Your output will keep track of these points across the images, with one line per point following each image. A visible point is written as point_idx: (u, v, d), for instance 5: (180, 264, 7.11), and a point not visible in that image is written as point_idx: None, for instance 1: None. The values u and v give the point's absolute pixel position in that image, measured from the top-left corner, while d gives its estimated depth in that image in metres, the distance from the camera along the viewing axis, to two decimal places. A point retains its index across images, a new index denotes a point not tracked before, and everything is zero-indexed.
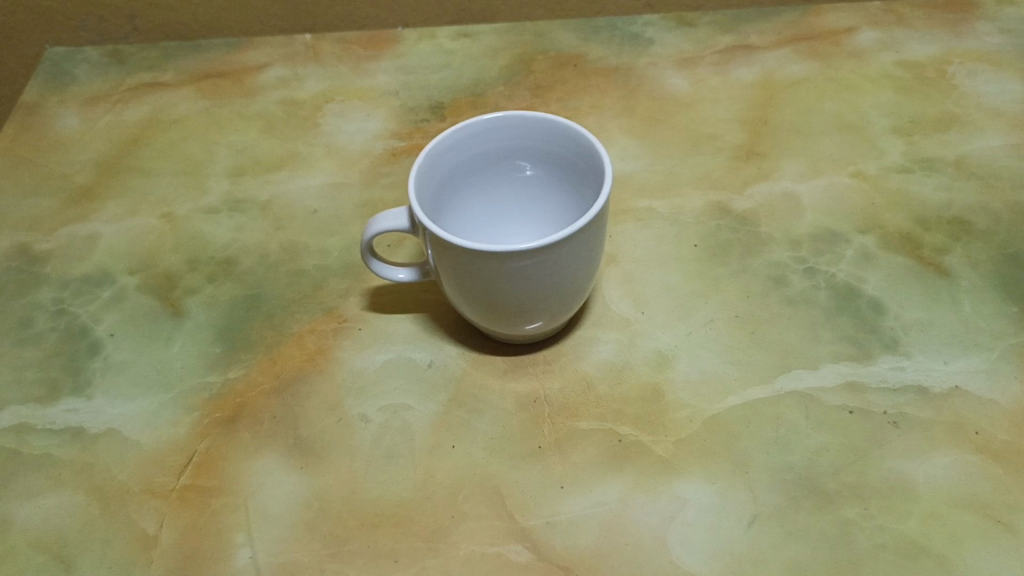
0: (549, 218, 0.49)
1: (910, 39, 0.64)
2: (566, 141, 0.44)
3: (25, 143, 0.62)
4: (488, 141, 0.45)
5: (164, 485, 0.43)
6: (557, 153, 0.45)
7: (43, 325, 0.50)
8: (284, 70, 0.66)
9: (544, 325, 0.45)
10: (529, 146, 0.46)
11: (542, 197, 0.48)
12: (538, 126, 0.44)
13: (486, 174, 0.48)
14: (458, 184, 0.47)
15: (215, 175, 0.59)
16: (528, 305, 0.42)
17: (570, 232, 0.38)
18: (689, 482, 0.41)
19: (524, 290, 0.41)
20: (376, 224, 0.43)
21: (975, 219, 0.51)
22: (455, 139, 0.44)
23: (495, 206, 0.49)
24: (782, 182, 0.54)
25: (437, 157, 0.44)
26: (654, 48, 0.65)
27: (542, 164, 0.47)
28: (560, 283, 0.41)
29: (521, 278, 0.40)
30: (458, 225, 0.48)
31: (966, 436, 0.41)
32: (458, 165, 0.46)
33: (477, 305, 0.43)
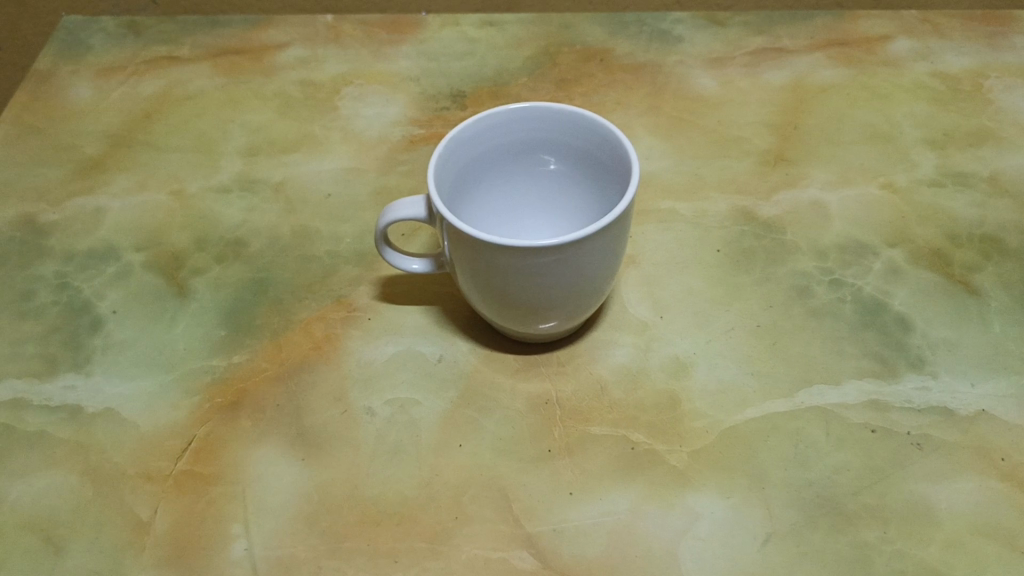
0: (570, 215, 0.48)
1: (946, 50, 0.62)
2: (592, 137, 0.42)
3: (36, 111, 0.61)
4: (512, 131, 0.44)
5: (161, 470, 0.41)
6: (582, 148, 0.44)
7: (45, 299, 0.49)
8: (303, 50, 0.65)
9: (559, 325, 0.43)
10: (555, 140, 0.44)
11: (565, 193, 0.47)
12: (566, 119, 0.43)
13: (507, 167, 0.46)
14: (478, 175, 0.45)
15: (228, 154, 0.57)
16: (545, 304, 0.41)
17: (592, 230, 0.37)
18: (702, 495, 0.39)
19: (541, 287, 0.39)
20: (392, 212, 0.41)
21: (1008, 238, 0.49)
22: (478, 128, 0.43)
23: (515, 200, 0.48)
24: (810, 190, 0.52)
25: (458, 145, 0.42)
26: (683, 46, 0.63)
27: (566, 159, 0.45)
28: (580, 283, 0.40)
29: (540, 275, 0.39)
30: (475, 217, 0.47)
31: (992, 462, 0.40)
32: (480, 156, 0.44)
33: (492, 300, 0.41)
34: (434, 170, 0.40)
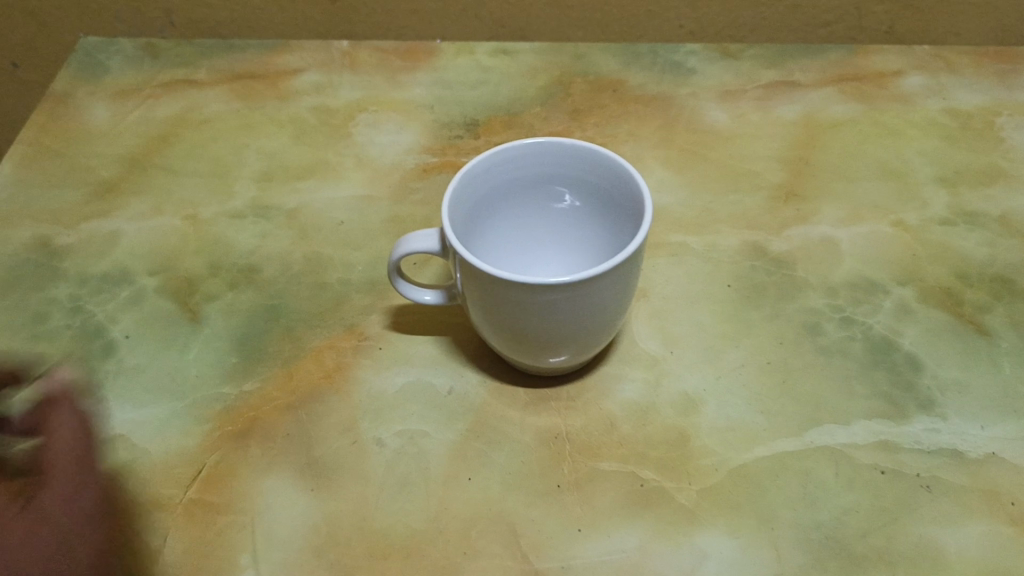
0: (581, 249, 0.48)
1: (959, 86, 0.62)
2: (604, 174, 0.43)
3: (53, 133, 0.61)
4: (527, 165, 0.44)
5: (171, 497, 0.42)
6: (596, 184, 0.44)
7: (58, 323, 0.49)
8: (319, 76, 0.65)
9: (569, 360, 0.43)
10: (569, 174, 0.45)
11: (577, 226, 0.47)
12: (580, 155, 0.43)
13: (521, 199, 0.46)
14: (492, 208, 0.46)
15: (242, 179, 0.58)
16: (555, 339, 0.41)
17: (604, 268, 0.37)
18: (711, 534, 0.39)
19: (553, 323, 0.40)
20: (405, 245, 0.42)
21: (1019, 278, 0.49)
22: (492, 162, 0.43)
23: (528, 231, 0.48)
24: (820, 226, 0.53)
25: (473, 179, 0.42)
26: (696, 79, 0.64)
27: (579, 193, 0.45)
28: (590, 319, 0.40)
29: (552, 311, 0.39)
30: (489, 248, 0.47)
31: (1001, 506, 0.40)
32: (493, 190, 0.45)
33: (503, 334, 0.42)
34: (448, 204, 0.40)
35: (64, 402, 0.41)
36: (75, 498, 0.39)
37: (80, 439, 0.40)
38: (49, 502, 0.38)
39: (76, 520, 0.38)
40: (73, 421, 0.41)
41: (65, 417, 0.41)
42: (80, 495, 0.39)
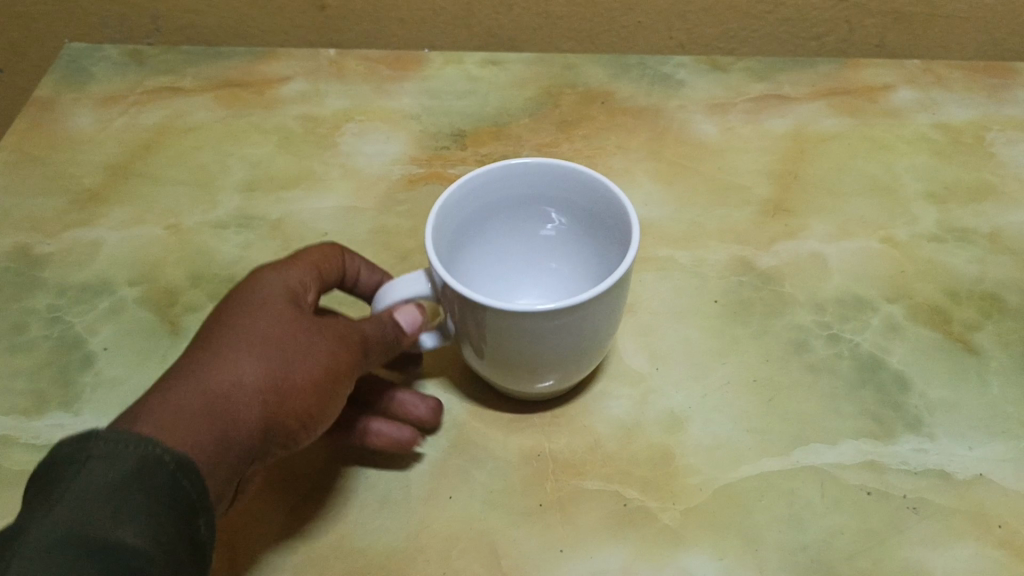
0: (572, 268, 0.48)
1: (949, 101, 0.62)
2: (590, 196, 0.42)
3: (36, 140, 0.61)
4: (513, 188, 0.43)
5: None
6: (584, 206, 0.43)
7: (36, 333, 0.49)
8: (305, 85, 0.65)
9: (556, 384, 0.43)
10: (557, 197, 0.44)
11: (567, 246, 0.47)
12: (568, 179, 0.42)
13: (508, 220, 0.46)
14: (479, 229, 0.45)
15: (226, 188, 0.57)
16: (543, 364, 0.40)
17: (592, 293, 0.37)
18: (695, 556, 0.39)
19: (540, 349, 0.39)
20: (392, 293, 0.40)
21: (1008, 296, 0.49)
22: (477, 186, 0.42)
23: (517, 249, 0.48)
24: (809, 241, 0.52)
25: (458, 204, 0.42)
26: (685, 91, 0.63)
27: (568, 215, 0.45)
28: (579, 344, 0.39)
29: (539, 336, 0.38)
30: (476, 268, 0.47)
31: (989, 528, 0.39)
32: (480, 211, 0.44)
33: (488, 358, 0.41)
34: (432, 231, 0.39)
35: (387, 340, 0.39)
36: (329, 377, 0.37)
37: (384, 351, 0.39)
38: (239, 367, 0.34)
39: (298, 407, 0.35)
40: (357, 336, 0.38)
41: (382, 322, 0.39)
42: (314, 408, 0.36)
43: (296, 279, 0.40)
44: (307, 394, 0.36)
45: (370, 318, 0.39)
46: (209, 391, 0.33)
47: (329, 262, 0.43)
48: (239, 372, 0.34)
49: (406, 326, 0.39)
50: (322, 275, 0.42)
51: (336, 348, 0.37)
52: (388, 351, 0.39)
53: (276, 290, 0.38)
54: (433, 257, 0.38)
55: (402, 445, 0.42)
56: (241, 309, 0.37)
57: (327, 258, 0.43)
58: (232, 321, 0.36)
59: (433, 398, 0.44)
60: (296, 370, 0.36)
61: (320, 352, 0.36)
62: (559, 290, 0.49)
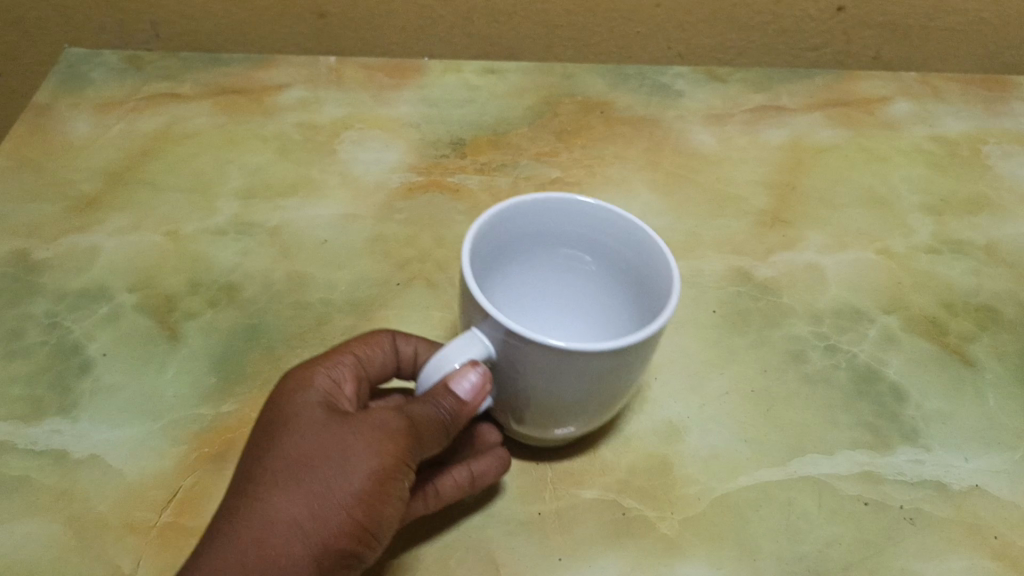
0: (595, 318, 0.46)
1: (945, 114, 0.63)
2: (611, 233, 0.42)
3: (33, 144, 0.61)
4: (554, 224, 0.43)
5: (145, 521, 0.41)
6: (621, 257, 0.42)
7: (33, 339, 0.48)
8: (304, 92, 0.65)
9: (577, 430, 0.41)
10: (596, 242, 0.43)
11: (596, 295, 0.46)
12: (613, 227, 0.42)
13: (542, 256, 0.45)
14: (511, 258, 0.44)
15: (225, 195, 0.57)
16: (575, 407, 0.38)
17: (645, 332, 0.35)
18: (692, 565, 0.39)
19: (580, 393, 0.37)
20: (442, 357, 0.37)
21: (1003, 308, 0.49)
22: (521, 210, 0.41)
23: (543, 288, 0.47)
24: (806, 252, 0.53)
25: (499, 222, 0.40)
26: (683, 101, 0.64)
27: (602, 262, 0.44)
28: (614, 390, 0.38)
29: (583, 379, 0.36)
30: (500, 297, 0.45)
31: (985, 540, 0.39)
32: (517, 239, 0.43)
33: (519, 402, 0.39)
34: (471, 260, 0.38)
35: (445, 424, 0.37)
36: (376, 482, 0.35)
37: (434, 433, 0.37)
38: (278, 503, 0.34)
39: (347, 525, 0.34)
40: (397, 424, 0.36)
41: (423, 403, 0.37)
42: (371, 512, 0.35)
43: (330, 378, 0.40)
44: (355, 508, 0.35)
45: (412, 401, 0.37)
46: (252, 533, 0.34)
47: (369, 349, 0.43)
48: (279, 504, 0.34)
49: (461, 398, 0.36)
50: (362, 364, 0.42)
51: (377, 450, 0.36)
52: (442, 430, 0.37)
53: (310, 395, 0.38)
54: (478, 292, 0.36)
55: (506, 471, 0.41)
56: (278, 426, 0.37)
57: (370, 346, 0.43)
58: (269, 439, 0.37)
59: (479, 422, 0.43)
60: (337, 485, 0.35)
61: (360, 459, 0.35)
62: (566, 335, 0.47)
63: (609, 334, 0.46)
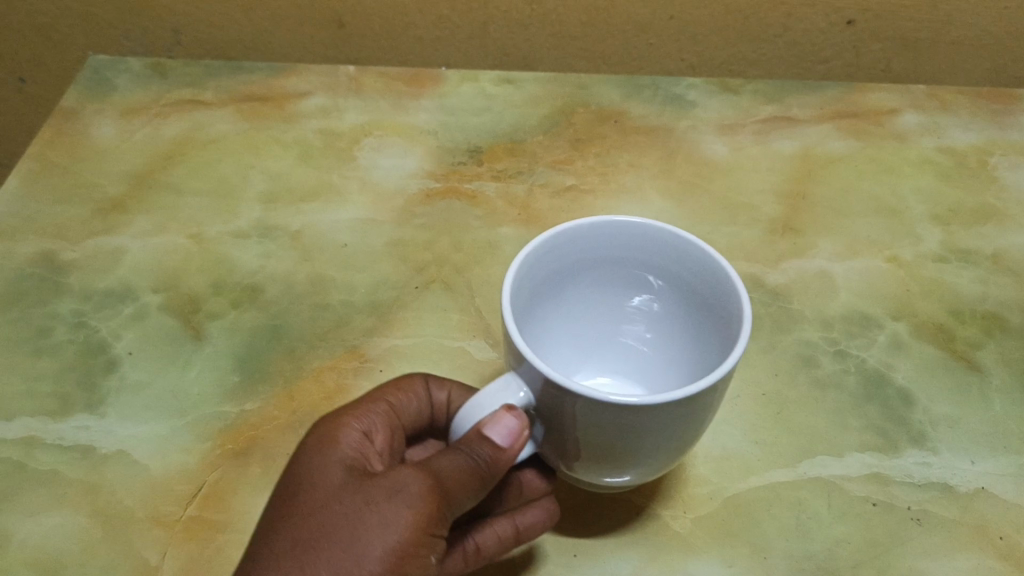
0: (663, 341, 0.44)
1: (953, 126, 0.64)
2: (647, 244, 0.40)
3: (60, 148, 0.62)
4: (618, 245, 0.40)
5: (170, 514, 0.42)
6: (691, 283, 0.39)
7: (61, 337, 0.50)
8: (324, 100, 0.67)
9: (631, 479, 0.38)
10: (665, 266, 0.40)
11: (664, 318, 0.43)
12: (682, 252, 0.38)
13: (605, 278, 0.43)
14: (571, 280, 0.42)
15: (248, 200, 0.59)
16: (632, 458, 0.35)
17: (714, 375, 0.32)
18: (704, 562, 0.40)
19: (645, 447, 0.34)
20: (477, 402, 0.34)
21: (1010, 315, 0.50)
22: (581, 234, 0.39)
23: (607, 309, 0.45)
24: (817, 259, 0.54)
25: (555, 248, 0.39)
26: (696, 111, 0.65)
27: (671, 287, 0.41)
28: (675, 439, 0.34)
29: (638, 432, 0.33)
30: (559, 320, 0.44)
31: (991, 541, 0.40)
32: (578, 262, 0.41)
33: (573, 454, 0.36)
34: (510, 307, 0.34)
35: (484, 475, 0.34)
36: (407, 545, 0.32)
37: (467, 488, 0.34)
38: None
39: None
40: (428, 481, 0.33)
41: (455, 456, 0.34)
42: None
43: (358, 431, 0.37)
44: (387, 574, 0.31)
45: (442, 453, 0.34)
46: None
47: (404, 398, 0.40)
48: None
49: (497, 444, 0.33)
50: (395, 413, 0.40)
51: (405, 511, 0.32)
52: (479, 483, 0.34)
53: (335, 456, 0.35)
54: (519, 339, 0.33)
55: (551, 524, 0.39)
56: (302, 487, 0.34)
57: (401, 393, 0.40)
58: (291, 502, 0.34)
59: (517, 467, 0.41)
60: (363, 552, 0.31)
61: (388, 522, 0.32)
62: (614, 351, 0.47)
63: (676, 361, 0.44)
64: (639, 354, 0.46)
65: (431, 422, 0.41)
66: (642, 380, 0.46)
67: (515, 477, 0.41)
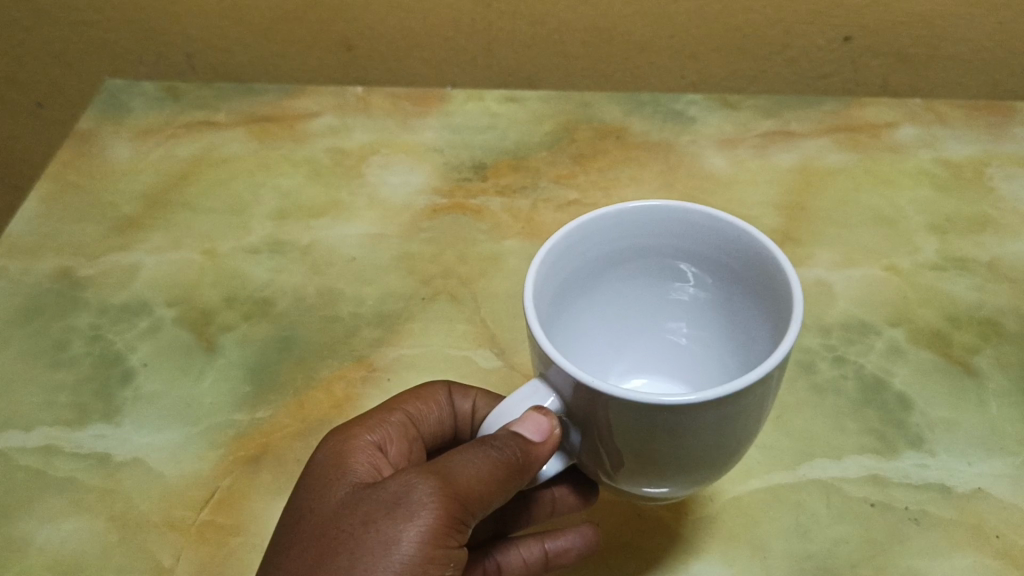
0: (705, 331, 0.43)
1: (949, 138, 0.65)
2: (675, 228, 0.38)
3: (78, 170, 0.64)
4: (648, 236, 0.39)
5: (184, 519, 0.43)
6: (727, 265, 0.38)
7: (79, 350, 0.51)
8: (333, 120, 0.68)
9: (672, 490, 0.35)
10: (696, 251, 0.39)
11: (703, 306, 0.42)
12: (716, 233, 0.37)
13: (637, 271, 0.41)
14: (604, 277, 0.41)
15: (259, 216, 0.60)
16: (675, 467, 0.32)
17: (761, 369, 0.29)
18: (706, 563, 0.41)
19: (692, 452, 0.31)
20: (503, 408, 0.34)
21: (1006, 321, 0.51)
22: (608, 225, 0.38)
23: (642, 304, 0.44)
24: (816, 268, 0.55)
25: (583, 241, 0.38)
26: (696, 127, 0.66)
27: (705, 272, 0.40)
28: (722, 447, 0.32)
29: (682, 439, 0.30)
30: (594, 319, 0.43)
31: (988, 539, 0.41)
32: (609, 257, 0.40)
33: (611, 463, 0.34)
34: (533, 309, 0.33)
35: (509, 467, 0.33)
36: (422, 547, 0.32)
37: (489, 484, 0.33)
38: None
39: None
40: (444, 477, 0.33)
41: (477, 452, 0.33)
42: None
43: (372, 441, 0.38)
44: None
45: (465, 449, 0.34)
46: None
47: (423, 407, 0.42)
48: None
49: (523, 438, 0.32)
50: (412, 423, 0.41)
51: (415, 514, 0.32)
52: (506, 475, 0.33)
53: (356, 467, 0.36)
54: (546, 341, 0.31)
55: (585, 549, 0.40)
56: (315, 495, 0.35)
57: (422, 403, 0.42)
58: (306, 509, 0.35)
59: (540, 487, 0.42)
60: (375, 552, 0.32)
61: (396, 528, 0.32)
62: (650, 344, 0.45)
63: (719, 349, 0.43)
64: (674, 345, 0.45)
65: (455, 432, 0.42)
66: (679, 370, 0.46)
67: (546, 493, 0.42)
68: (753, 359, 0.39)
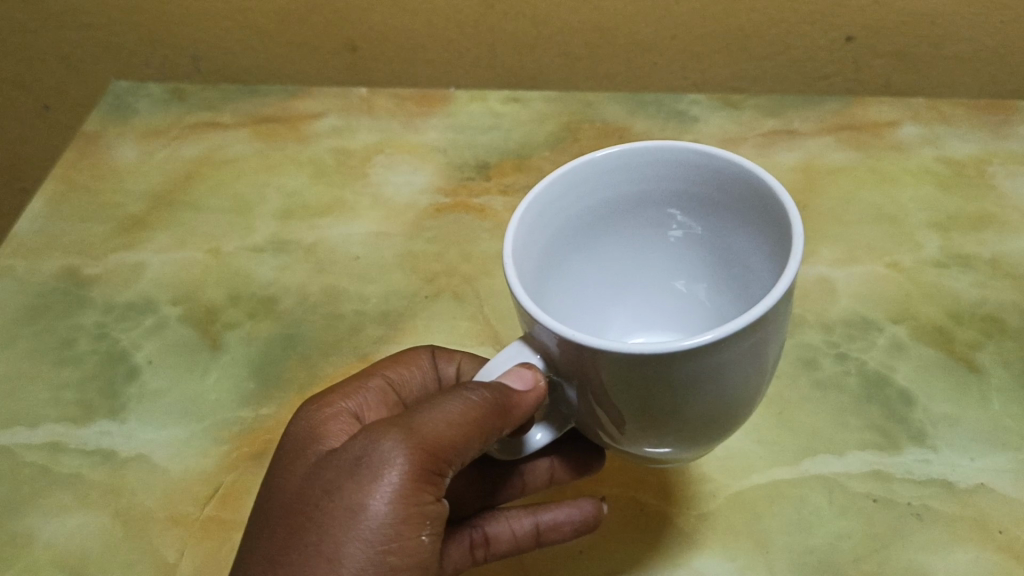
0: (703, 276, 0.43)
1: (951, 136, 0.65)
2: (658, 169, 0.38)
3: (85, 172, 0.65)
4: (632, 182, 0.39)
5: (188, 514, 0.43)
6: (714, 199, 0.38)
7: (84, 348, 0.52)
8: (337, 120, 0.69)
9: (676, 450, 0.34)
10: (683, 191, 0.39)
11: (698, 250, 0.42)
12: (699, 167, 0.37)
13: (628, 223, 0.41)
14: (595, 230, 0.41)
15: (264, 216, 0.60)
16: (679, 424, 0.31)
17: (757, 310, 0.28)
18: (708, 558, 0.41)
19: (693, 405, 0.30)
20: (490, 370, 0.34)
21: (1008, 317, 0.51)
22: (590, 174, 0.38)
23: (637, 257, 0.44)
24: (818, 266, 0.55)
25: (566, 191, 0.38)
26: (699, 127, 0.67)
27: (695, 212, 0.40)
28: (725, 399, 0.30)
29: (681, 391, 0.29)
30: (591, 277, 0.43)
31: (990, 535, 0.41)
32: (598, 208, 0.40)
33: (612, 424, 0.33)
34: (514, 271, 0.32)
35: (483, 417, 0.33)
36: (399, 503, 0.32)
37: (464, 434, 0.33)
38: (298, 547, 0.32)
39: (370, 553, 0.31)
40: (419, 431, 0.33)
41: (449, 404, 0.33)
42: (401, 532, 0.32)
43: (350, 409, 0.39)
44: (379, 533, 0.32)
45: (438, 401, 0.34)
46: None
47: (405, 372, 0.42)
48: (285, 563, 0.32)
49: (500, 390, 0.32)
50: (393, 388, 0.41)
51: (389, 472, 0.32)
52: (481, 425, 0.33)
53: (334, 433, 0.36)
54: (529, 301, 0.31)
55: (580, 522, 0.40)
56: (287, 468, 0.35)
57: (402, 368, 0.42)
58: (286, 477, 0.35)
59: (535, 457, 0.44)
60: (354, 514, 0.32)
61: (365, 491, 0.32)
62: (650, 300, 0.45)
63: (720, 291, 0.43)
64: (669, 297, 0.45)
65: None
66: (682, 322, 0.45)
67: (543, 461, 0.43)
68: (754, 289, 0.39)
